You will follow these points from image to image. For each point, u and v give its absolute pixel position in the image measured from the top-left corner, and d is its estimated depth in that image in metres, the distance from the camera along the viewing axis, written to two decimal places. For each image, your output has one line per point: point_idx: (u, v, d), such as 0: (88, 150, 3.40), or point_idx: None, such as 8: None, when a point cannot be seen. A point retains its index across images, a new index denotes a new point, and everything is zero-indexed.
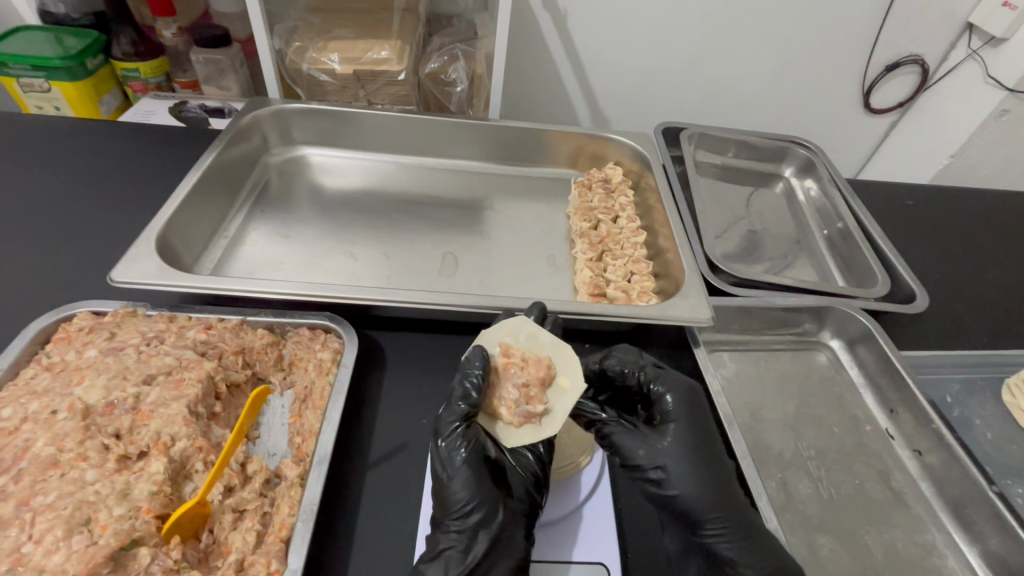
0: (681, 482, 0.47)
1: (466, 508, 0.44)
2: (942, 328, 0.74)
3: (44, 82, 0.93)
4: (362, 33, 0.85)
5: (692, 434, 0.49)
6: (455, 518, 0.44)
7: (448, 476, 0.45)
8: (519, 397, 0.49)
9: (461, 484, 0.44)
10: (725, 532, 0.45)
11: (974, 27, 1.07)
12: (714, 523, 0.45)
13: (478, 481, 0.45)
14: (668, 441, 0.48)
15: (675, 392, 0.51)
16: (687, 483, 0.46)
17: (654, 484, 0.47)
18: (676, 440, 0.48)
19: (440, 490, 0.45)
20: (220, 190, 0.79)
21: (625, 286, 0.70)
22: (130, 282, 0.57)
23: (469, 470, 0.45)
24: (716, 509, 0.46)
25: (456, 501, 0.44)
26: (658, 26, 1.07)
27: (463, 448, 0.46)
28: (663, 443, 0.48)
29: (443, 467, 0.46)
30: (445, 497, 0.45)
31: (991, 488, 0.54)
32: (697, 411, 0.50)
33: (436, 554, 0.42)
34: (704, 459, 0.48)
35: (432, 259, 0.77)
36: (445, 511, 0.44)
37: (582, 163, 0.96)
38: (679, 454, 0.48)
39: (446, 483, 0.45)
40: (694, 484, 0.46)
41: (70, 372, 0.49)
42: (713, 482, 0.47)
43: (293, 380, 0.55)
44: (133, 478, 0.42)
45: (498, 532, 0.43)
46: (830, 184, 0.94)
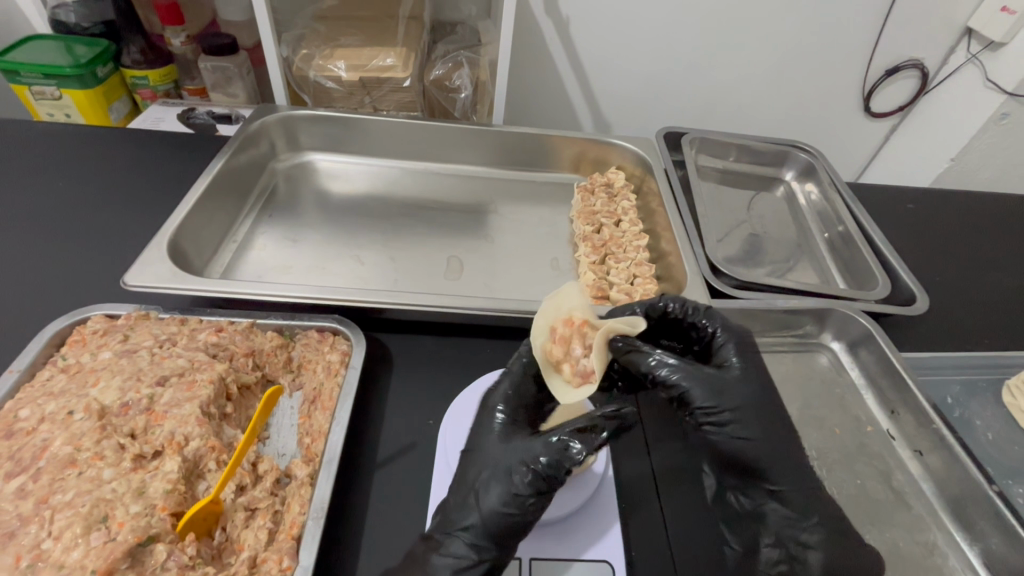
0: (751, 432, 0.49)
1: (472, 502, 0.45)
2: (943, 329, 0.75)
3: (56, 90, 0.94)
4: (367, 41, 0.87)
5: (755, 382, 0.51)
6: (461, 510, 0.45)
7: (472, 467, 0.47)
8: (582, 354, 0.51)
9: (477, 477, 0.46)
10: (782, 474, 0.48)
11: (973, 31, 1.08)
12: (770, 469, 0.48)
13: (486, 479, 0.46)
14: (731, 388, 0.50)
15: (728, 342, 0.54)
16: (758, 433, 0.49)
17: (722, 434, 0.48)
18: (739, 388, 0.50)
19: (461, 476, 0.48)
20: (229, 195, 0.80)
21: (628, 288, 0.71)
22: (143, 286, 0.58)
23: (484, 466, 0.47)
24: (776, 453, 0.49)
25: (466, 493, 0.46)
26: (659, 32, 1.09)
27: (493, 438, 0.49)
28: (728, 392, 0.50)
29: (473, 457, 0.48)
30: (462, 483, 0.47)
31: (991, 487, 0.54)
32: (750, 362, 0.53)
33: (438, 538, 0.45)
34: (766, 404, 0.50)
35: (437, 262, 0.79)
36: (455, 497, 0.47)
37: (584, 168, 0.98)
38: (749, 402, 0.49)
39: (468, 474, 0.47)
40: (759, 433, 0.49)
41: (85, 374, 0.50)
42: (782, 435, 0.50)
43: (301, 382, 0.56)
44: (148, 476, 0.43)
45: (496, 529, 0.44)
46: (831, 188, 0.95)
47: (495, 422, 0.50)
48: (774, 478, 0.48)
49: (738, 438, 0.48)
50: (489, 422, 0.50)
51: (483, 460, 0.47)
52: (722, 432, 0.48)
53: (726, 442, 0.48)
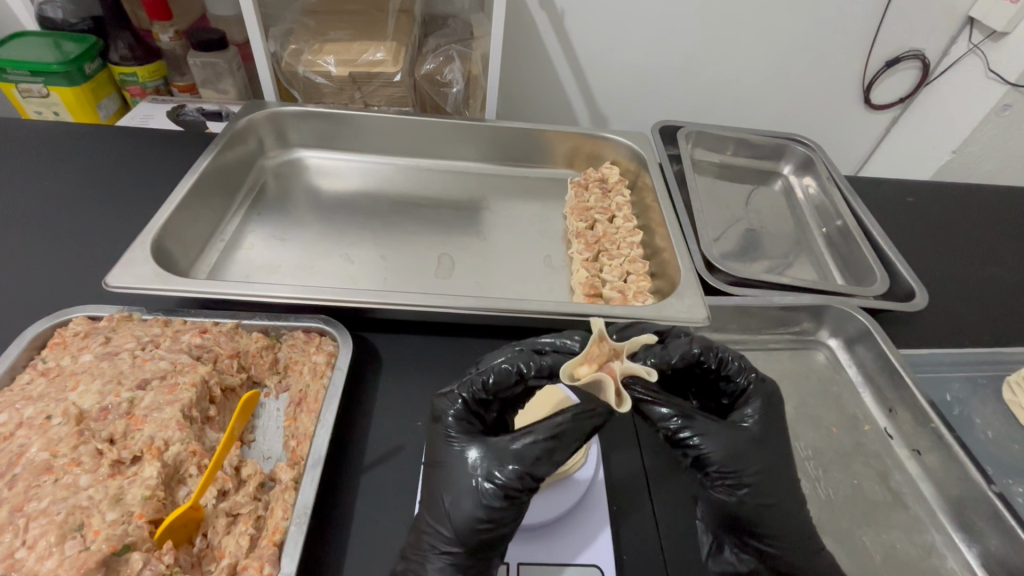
0: (755, 498, 0.43)
1: (448, 524, 0.42)
2: (942, 325, 0.73)
3: (43, 88, 0.93)
4: (357, 35, 0.85)
5: (771, 444, 0.45)
6: (438, 531, 0.42)
7: (439, 489, 0.43)
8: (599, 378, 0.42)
9: (445, 502, 0.42)
10: (782, 537, 0.44)
11: (975, 21, 1.06)
12: (771, 531, 0.44)
13: (457, 501, 0.42)
14: (750, 448, 0.44)
15: (752, 398, 0.47)
16: (768, 493, 0.44)
17: (728, 494, 0.44)
18: (758, 451, 0.44)
19: (431, 497, 0.43)
20: (216, 193, 0.79)
21: (621, 286, 0.70)
22: (125, 287, 0.57)
23: (452, 490, 0.42)
24: (785, 516, 0.44)
25: (441, 517, 0.42)
26: (655, 24, 1.07)
27: (456, 461, 0.43)
28: (747, 452, 0.44)
29: (436, 475, 0.43)
30: (432, 506, 0.43)
31: (990, 488, 0.53)
32: (773, 422, 0.47)
33: (419, 555, 0.43)
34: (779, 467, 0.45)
35: (428, 260, 0.77)
36: (431, 522, 0.43)
37: (579, 163, 0.96)
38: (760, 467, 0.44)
39: (436, 496, 0.43)
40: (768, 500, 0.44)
41: (64, 377, 0.49)
42: (791, 494, 0.45)
43: (288, 383, 0.56)
44: (126, 482, 0.42)
45: (474, 545, 0.42)
46: (829, 181, 0.93)
47: (454, 444, 0.44)
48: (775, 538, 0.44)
49: (745, 501, 0.43)
50: (443, 441, 0.44)
51: (447, 485, 0.42)
52: (728, 492, 0.43)
53: (732, 502, 0.44)
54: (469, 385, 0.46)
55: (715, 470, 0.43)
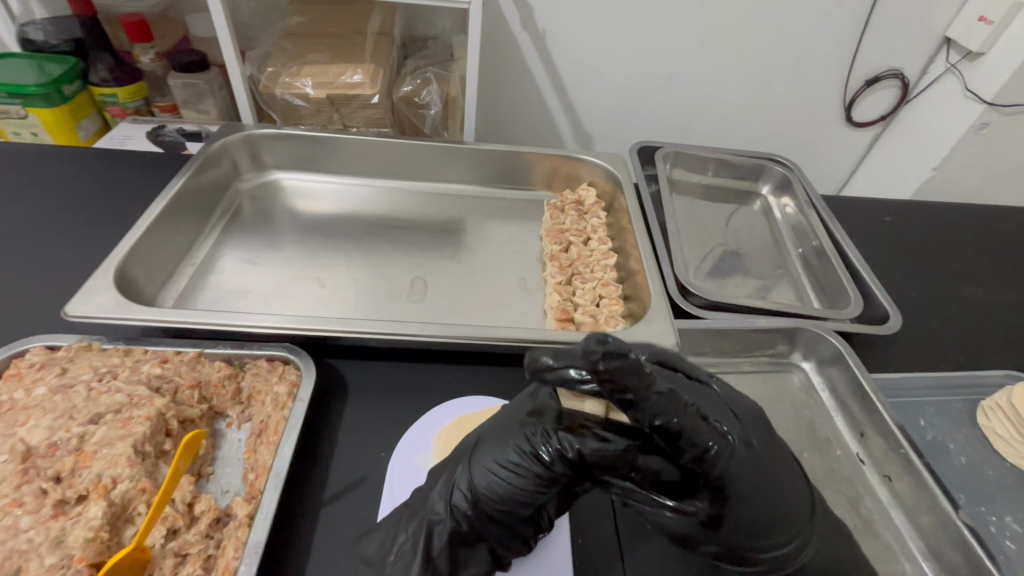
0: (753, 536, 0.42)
1: (502, 507, 0.42)
2: (916, 348, 0.73)
3: (21, 109, 0.92)
4: (334, 57, 0.85)
5: (781, 480, 0.43)
6: (475, 507, 0.43)
7: (504, 462, 0.42)
8: None
9: (515, 486, 0.41)
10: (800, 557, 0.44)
11: (952, 41, 1.08)
12: (781, 565, 0.43)
13: (535, 496, 0.42)
14: (760, 486, 0.41)
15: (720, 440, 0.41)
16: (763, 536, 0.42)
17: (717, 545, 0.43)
18: (770, 494, 0.42)
19: (479, 469, 0.43)
20: (188, 216, 0.78)
21: (593, 310, 0.69)
22: (86, 316, 0.56)
23: (538, 481, 0.41)
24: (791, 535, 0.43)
25: (499, 496, 0.42)
26: (636, 44, 1.08)
27: (552, 459, 0.41)
28: (751, 506, 0.41)
29: (505, 448, 0.43)
30: (481, 476, 0.43)
31: (958, 516, 0.52)
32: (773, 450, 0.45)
33: (422, 539, 0.43)
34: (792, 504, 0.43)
35: (401, 284, 0.77)
36: (473, 491, 0.43)
37: (557, 184, 0.97)
38: (763, 511, 0.41)
39: (486, 468, 0.43)
40: (772, 538, 0.42)
41: (16, 412, 0.48)
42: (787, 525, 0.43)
43: (251, 414, 0.55)
44: (69, 523, 0.41)
45: (503, 539, 0.44)
46: (806, 202, 0.94)
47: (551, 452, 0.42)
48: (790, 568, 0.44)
49: (737, 535, 0.42)
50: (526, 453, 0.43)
51: (532, 467, 0.41)
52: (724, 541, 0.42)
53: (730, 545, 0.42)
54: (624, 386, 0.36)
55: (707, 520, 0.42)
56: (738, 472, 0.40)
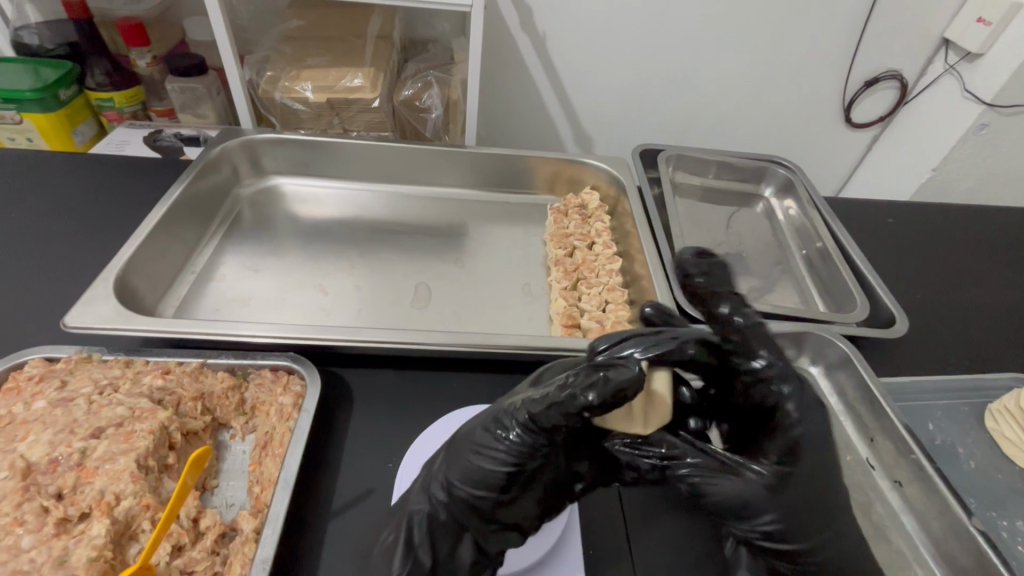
0: (791, 510, 0.45)
1: (478, 491, 0.43)
2: (922, 351, 0.73)
3: (16, 115, 0.91)
4: (334, 61, 0.85)
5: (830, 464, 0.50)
6: (453, 498, 0.43)
7: (473, 448, 0.44)
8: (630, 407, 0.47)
9: (486, 467, 0.43)
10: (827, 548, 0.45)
11: (950, 42, 1.08)
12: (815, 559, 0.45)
13: (509, 474, 0.43)
14: (812, 454, 0.49)
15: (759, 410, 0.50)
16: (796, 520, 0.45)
17: (774, 515, 0.44)
18: (817, 469, 0.48)
19: (452, 459, 0.44)
20: (188, 223, 0.77)
21: (599, 316, 0.69)
22: (85, 328, 0.55)
23: (507, 457, 0.43)
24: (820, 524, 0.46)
25: (472, 481, 0.43)
26: (637, 47, 1.08)
27: (515, 433, 0.43)
28: (809, 464, 0.48)
29: (470, 434, 0.45)
30: (455, 467, 0.44)
31: (973, 523, 0.52)
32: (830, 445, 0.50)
33: (403, 532, 0.43)
34: (829, 491, 0.48)
35: (404, 290, 0.76)
36: (449, 482, 0.43)
37: (560, 188, 0.96)
38: (808, 484, 0.47)
39: (459, 457, 0.44)
40: (814, 519, 0.46)
41: (15, 427, 0.47)
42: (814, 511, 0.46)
43: (255, 425, 0.54)
44: (71, 542, 0.40)
45: (486, 530, 0.44)
46: (809, 204, 0.94)
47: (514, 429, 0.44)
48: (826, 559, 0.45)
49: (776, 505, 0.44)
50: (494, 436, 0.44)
51: (498, 446, 0.43)
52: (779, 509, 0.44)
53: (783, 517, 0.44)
54: (670, 327, 0.48)
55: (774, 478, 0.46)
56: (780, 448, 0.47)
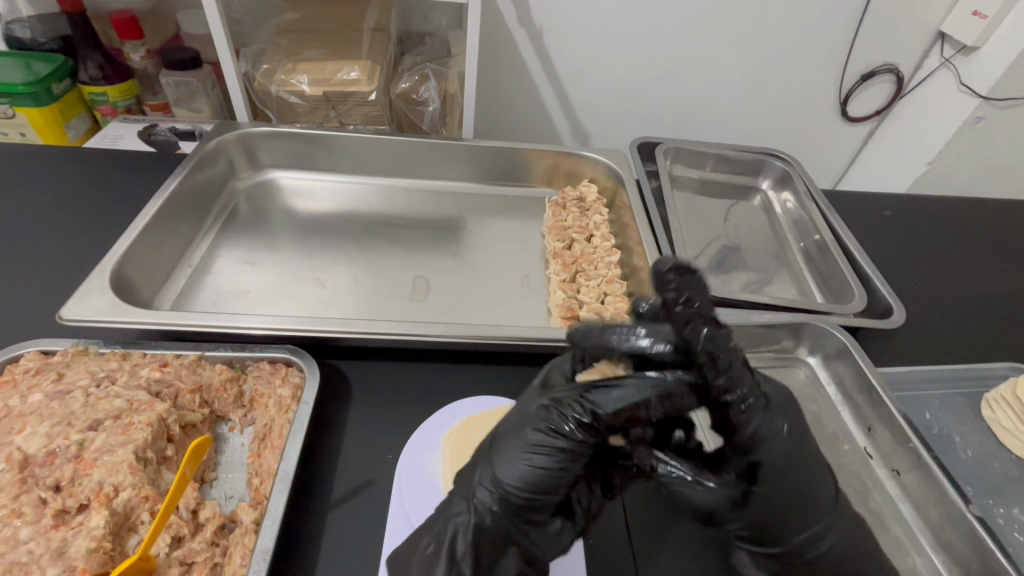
0: (774, 513, 0.46)
1: (531, 495, 0.42)
2: (919, 341, 0.74)
3: (8, 109, 0.90)
4: (330, 54, 0.84)
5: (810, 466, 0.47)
6: (504, 502, 0.42)
7: (528, 449, 0.43)
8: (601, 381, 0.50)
9: (541, 469, 0.42)
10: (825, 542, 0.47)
11: (946, 35, 1.08)
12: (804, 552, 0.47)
13: (561, 477, 0.43)
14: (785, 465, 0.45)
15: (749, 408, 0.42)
16: (779, 518, 0.47)
17: (748, 524, 0.47)
18: (794, 476, 0.46)
19: (504, 460, 0.43)
20: (184, 216, 0.77)
21: (598, 308, 0.69)
22: (82, 321, 0.55)
23: (564, 458, 0.42)
24: (818, 519, 0.47)
25: (528, 484, 0.42)
26: (634, 40, 1.07)
27: (573, 433, 0.43)
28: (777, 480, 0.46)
29: (523, 436, 0.43)
30: (507, 470, 0.42)
31: (969, 509, 0.52)
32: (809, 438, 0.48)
33: (446, 543, 0.41)
34: (815, 488, 0.47)
35: (403, 283, 0.76)
36: (500, 486, 0.42)
37: (557, 181, 0.96)
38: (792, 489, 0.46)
39: (510, 460, 0.43)
40: (793, 519, 0.47)
41: (12, 420, 0.47)
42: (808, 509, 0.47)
43: (253, 417, 0.54)
44: (71, 534, 0.40)
45: (532, 535, 0.43)
46: (807, 196, 0.94)
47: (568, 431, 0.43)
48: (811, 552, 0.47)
49: (759, 508, 0.46)
50: (547, 439, 0.43)
51: (554, 446, 0.42)
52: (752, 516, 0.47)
53: (757, 520, 0.47)
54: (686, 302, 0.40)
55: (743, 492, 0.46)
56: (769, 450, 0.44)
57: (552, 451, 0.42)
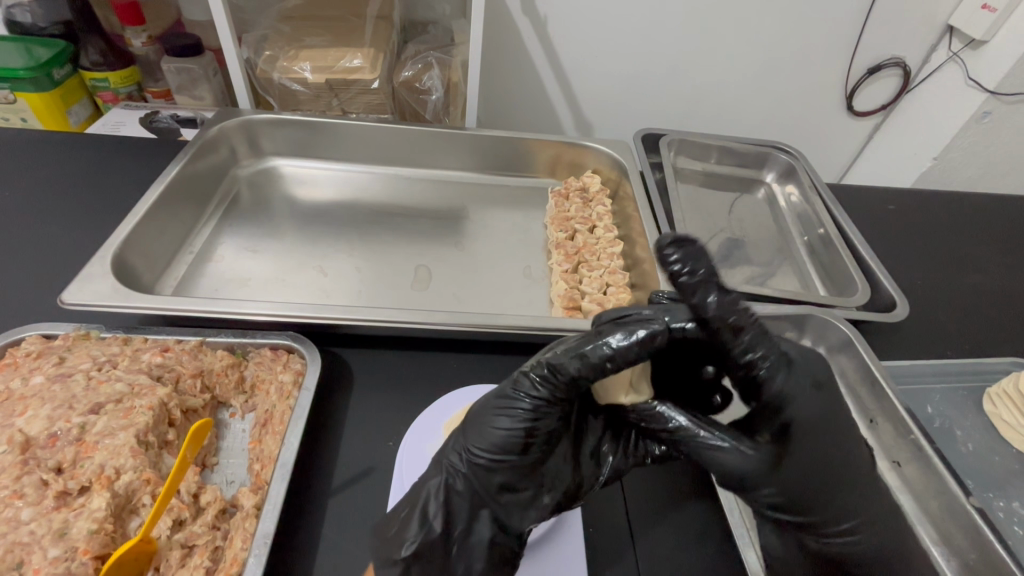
0: (816, 486, 0.42)
1: (497, 458, 0.42)
2: (922, 335, 0.73)
3: (9, 94, 0.90)
4: (333, 41, 0.83)
5: (839, 426, 0.45)
6: (472, 465, 0.42)
7: (494, 413, 0.43)
8: None
9: (507, 430, 0.42)
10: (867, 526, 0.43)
11: (955, 29, 1.06)
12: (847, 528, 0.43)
13: (529, 439, 0.42)
14: (811, 429, 0.43)
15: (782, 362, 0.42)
16: (820, 496, 0.42)
17: (790, 491, 0.42)
18: (825, 440, 0.43)
19: (472, 426, 0.43)
20: (185, 202, 0.77)
21: (600, 298, 0.69)
22: (83, 305, 0.55)
23: (529, 420, 0.42)
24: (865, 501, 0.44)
25: (492, 447, 0.42)
26: (639, 31, 1.06)
27: (536, 394, 0.42)
28: (806, 439, 0.43)
29: (490, 400, 0.44)
30: (473, 433, 0.43)
31: (970, 501, 0.52)
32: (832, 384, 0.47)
33: (421, 506, 0.42)
34: (846, 452, 0.44)
35: (405, 272, 0.76)
36: (469, 448, 0.42)
37: (560, 172, 0.95)
38: (817, 457, 0.42)
39: (478, 425, 0.43)
40: (830, 486, 0.43)
41: (13, 402, 0.47)
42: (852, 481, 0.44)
43: (254, 404, 0.54)
44: (72, 515, 0.40)
45: (508, 501, 0.43)
46: (812, 190, 0.93)
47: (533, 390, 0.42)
48: (848, 526, 0.43)
49: (812, 478, 0.42)
50: (511, 402, 0.43)
51: (518, 408, 0.42)
52: (783, 485, 0.41)
53: (801, 496, 0.42)
54: (694, 273, 0.40)
55: (779, 453, 0.42)
56: (795, 395, 0.42)
57: (516, 413, 0.42)
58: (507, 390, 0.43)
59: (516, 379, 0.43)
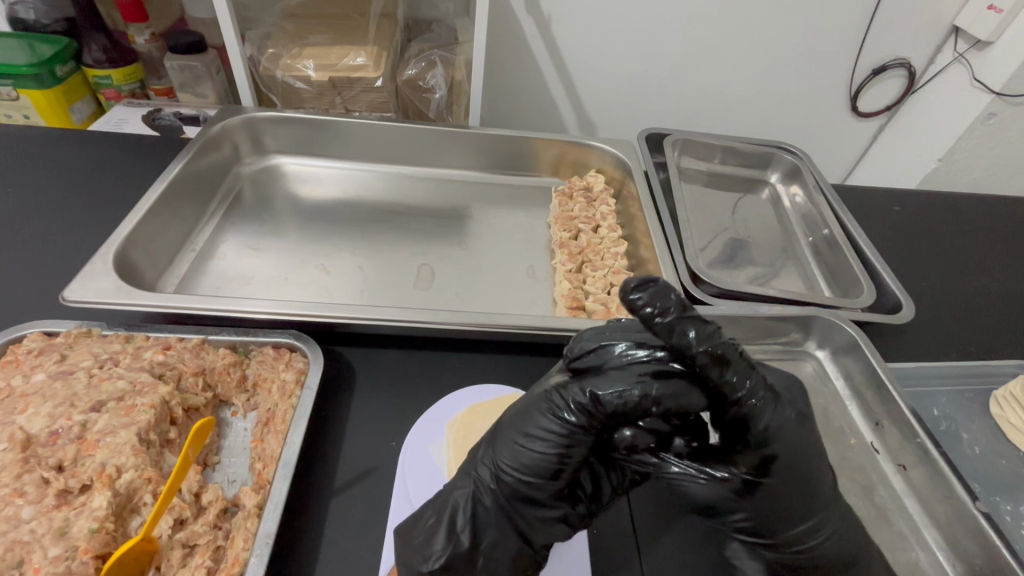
0: (782, 512, 0.43)
1: (527, 479, 0.41)
2: (928, 337, 0.73)
3: (12, 91, 0.89)
4: (336, 39, 0.83)
5: (817, 448, 0.45)
6: (502, 482, 0.42)
7: (527, 432, 0.42)
8: None
9: (538, 452, 0.41)
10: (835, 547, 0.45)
11: (960, 30, 1.06)
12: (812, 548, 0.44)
13: (560, 464, 0.41)
14: (789, 458, 0.43)
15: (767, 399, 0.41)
16: (788, 520, 0.44)
17: (753, 515, 0.43)
18: (804, 465, 0.43)
19: (504, 444, 0.43)
20: (187, 200, 0.76)
21: (604, 298, 0.68)
22: (85, 302, 0.54)
23: (563, 443, 0.41)
24: (840, 523, 0.45)
25: (523, 467, 0.41)
26: (643, 30, 1.06)
27: (569, 419, 0.41)
28: (783, 470, 0.42)
29: (523, 418, 0.43)
30: (505, 451, 0.42)
31: (976, 507, 0.52)
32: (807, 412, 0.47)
33: (445, 519, 0.42)
34: (821, 477, 0.44)
35: (408, 271, 0.75)
36: (499, 466, 0.42)
37: (564, 171, 0.95)
38: (795, 482, 0.43)
39: (509, 442, 0.42)
40: (800, 511, 0.44)
41: (14, 399, 0.47)
42: (826, 506, 0.44)
43: (256, 402, 0.53)
44: (73, 514, 0.40)
45: (536, 520, 0.43)
46: (817, 191, 0.93)
47: (568, 413, 0.41)
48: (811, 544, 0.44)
49: (780, 507, 0.43)
50: (545, 422, 0.42)
51: (552, 432, 0.41)
52: (753, 509, 0.43)
53: (765, 520, 0.44)
54: (666, 314, 0.38)
55: (749, 486, 0.42)
56: (780, 431, 0.42)
57: (548, 437, 0.41)
58: (541, 410, 0.43)
59: (550, 398, 0.43)
